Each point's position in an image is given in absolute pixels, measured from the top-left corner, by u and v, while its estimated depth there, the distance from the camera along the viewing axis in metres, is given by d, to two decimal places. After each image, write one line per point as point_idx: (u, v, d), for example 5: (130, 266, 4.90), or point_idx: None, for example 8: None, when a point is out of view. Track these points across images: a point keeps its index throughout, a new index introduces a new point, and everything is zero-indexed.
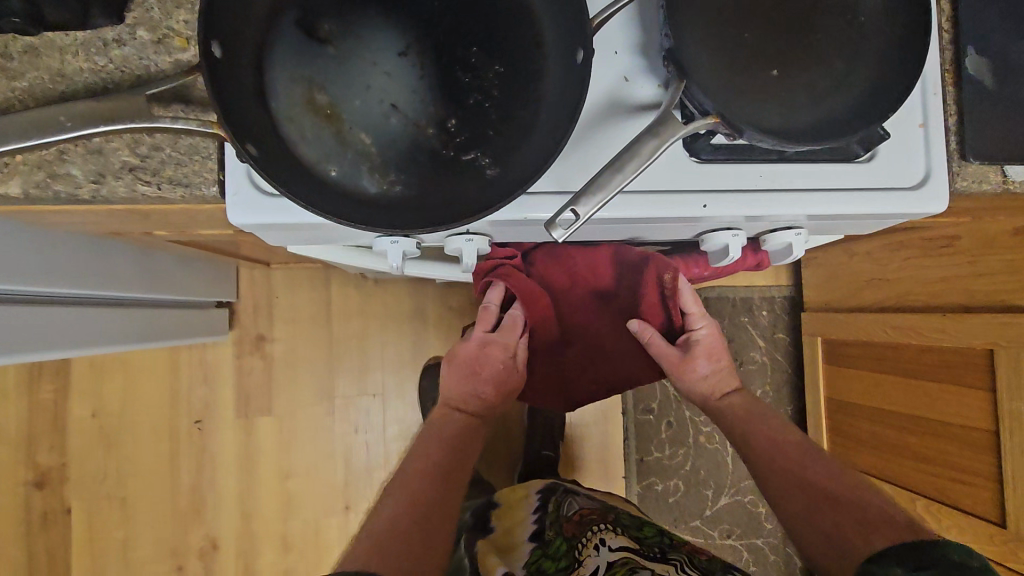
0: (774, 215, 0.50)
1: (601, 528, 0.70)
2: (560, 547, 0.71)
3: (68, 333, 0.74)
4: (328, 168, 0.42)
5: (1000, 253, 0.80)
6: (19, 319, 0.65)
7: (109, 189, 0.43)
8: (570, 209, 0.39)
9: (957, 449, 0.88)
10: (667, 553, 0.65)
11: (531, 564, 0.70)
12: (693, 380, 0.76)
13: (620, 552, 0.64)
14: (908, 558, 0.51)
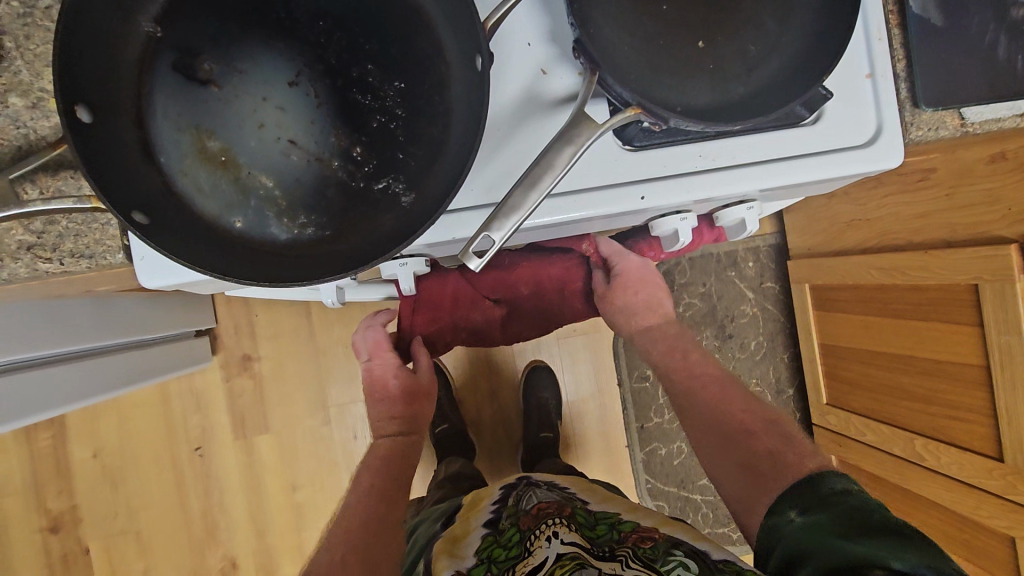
0: (721, 196, 0.48)
1: (555, 520, 0.71)
2: (512, 537, 0.71)
3: (63, 390, 0.72)
4: (231, 220, 0.39)
5: (980, 183, 0.77)
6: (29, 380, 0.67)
7: (9, 272, 0.40)
8: (484, 235, 0.37)
9: (950, 386, 0.86)
10: (615, 550, 0.65)
11: (482, 552, 0.71)
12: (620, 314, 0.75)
13: (569, 546, 0.65)
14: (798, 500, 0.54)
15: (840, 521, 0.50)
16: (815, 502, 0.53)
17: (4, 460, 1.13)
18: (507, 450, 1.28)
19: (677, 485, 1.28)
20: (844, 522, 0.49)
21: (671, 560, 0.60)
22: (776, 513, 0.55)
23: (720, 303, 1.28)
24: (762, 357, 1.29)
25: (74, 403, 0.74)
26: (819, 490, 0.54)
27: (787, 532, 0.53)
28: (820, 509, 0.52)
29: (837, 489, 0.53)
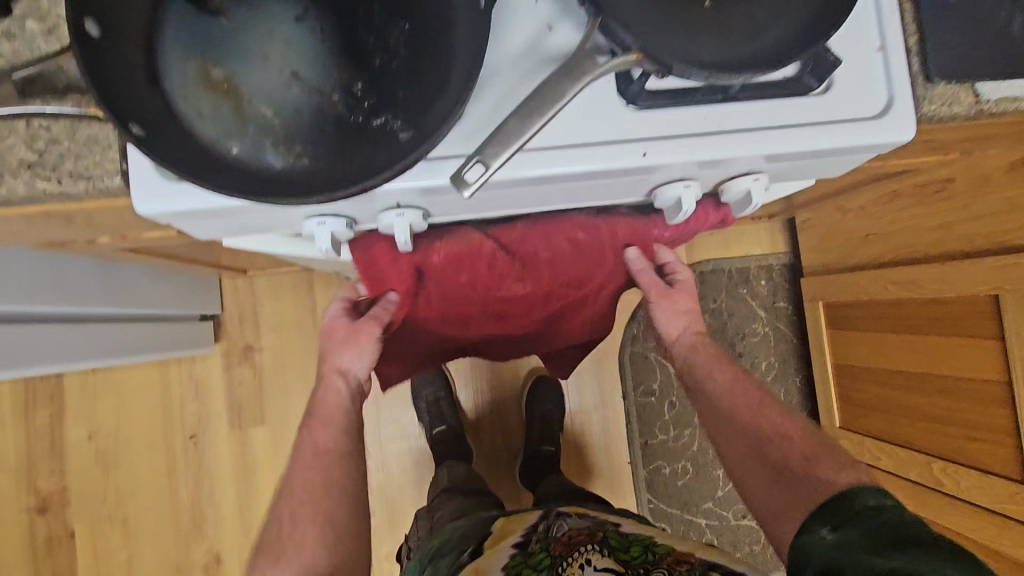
0: (727, 160, 0.47)
1: (588, 547, 0.69)
2: (541, 560, 0.68)
3: (29, 347, 0.71)
4: (227, 145, 0.39)
5: (999, 192, 0.74)
6: None
7: (8, 189, 0.41)
8: (478, 162, 0.36)
9: (971, 405, 0.82)
10: (650, 572, 0.63)
11: (510, 569, 0.66)
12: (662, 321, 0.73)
13: (604, 573, 0.63)
14: (830, 518, 0.52)
15: (874, 536, 0.47)
16: (845, 519, 0.50)
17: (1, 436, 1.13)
18: (505, 461, 1.24)
19: (680, 508, 1.24)
20: (884, 539, 0.46)
21: None
22: (805, 531, 0.52)
23: (730, 321, 1.25)
24: (772, 379, 1.26)
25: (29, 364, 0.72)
26: (848, 506, 0.51)
27: (817, 551, 0.50)
28: (852, 524, 0.50)
29: (870, 504, 0.50)
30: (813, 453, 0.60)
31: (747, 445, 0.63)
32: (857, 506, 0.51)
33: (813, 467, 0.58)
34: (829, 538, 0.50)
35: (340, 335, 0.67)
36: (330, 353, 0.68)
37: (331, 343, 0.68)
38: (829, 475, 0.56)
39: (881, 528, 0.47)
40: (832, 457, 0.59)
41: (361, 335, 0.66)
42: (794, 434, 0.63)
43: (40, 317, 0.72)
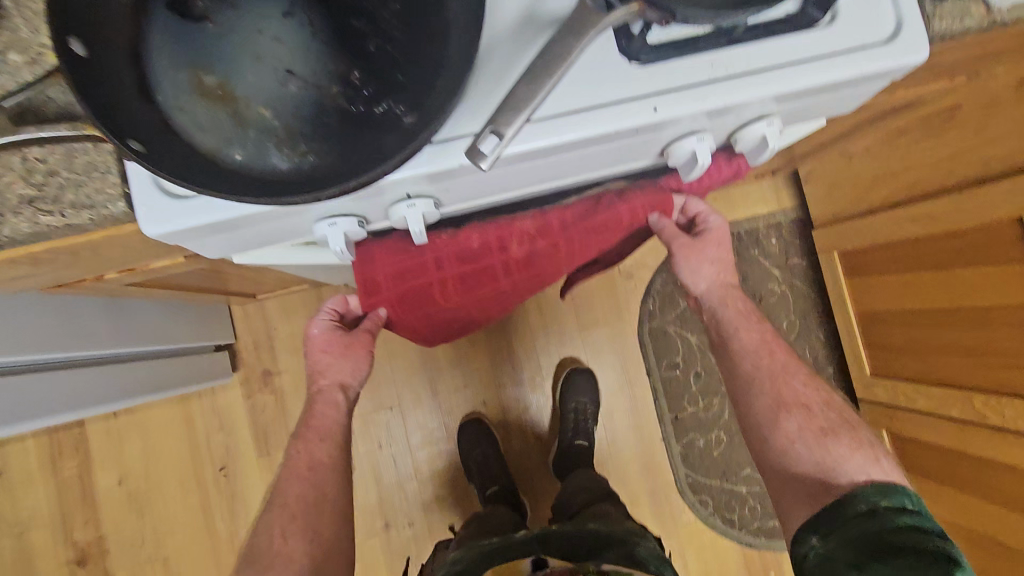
0: (738, 105, 0.45)
1: None
2: None
3: (47, 397, 0.71)
4: (230, 153, 0.38)
5: (1008, 112, 0.73)
6: None
7: (11, 227, 0.40)
8: (492, 132, 0.35)
9: (1006, 333, 0.80)
10: None
11: None
12: (692, 270, 0.70)
13: None
14: (823, 523, 0.56)
15: (861, 544, 0.52)
16: (836, 525, 0.55)
17: (31, 492, 1.13)
18: (537, 454, 1.22)
19: (719, 478, 1.22)
20: (867, 548, 0.51)
21: None
22: (801, 537, 0.57)
23: (746, 284, 1.24)
24: (796, 336, 1.24)
25: (46, 413, 0.71)
26: (845, 510, 0.55)
27: (812, 559, 0.55)
28: (844, 530, 0.54)
29: (861, 509, 0.55)
30: (832, 428, 0.63)
31: (763, 415, 0.66)
32: (848, 511, 0.55)
33: (829, 446, 0.61)
34: (819, 545, 0.55)
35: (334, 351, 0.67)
36: (321, 366, 0.68)
37: (321, 357, 0.67)
38: (842, 453, 0.61)
39: (872, 538, 0.52)
40: (851, 436, 0.63)
41: (356, 347, 0.66)
42: (815, 406, 0.65)
43: (57, 364, 0.71)
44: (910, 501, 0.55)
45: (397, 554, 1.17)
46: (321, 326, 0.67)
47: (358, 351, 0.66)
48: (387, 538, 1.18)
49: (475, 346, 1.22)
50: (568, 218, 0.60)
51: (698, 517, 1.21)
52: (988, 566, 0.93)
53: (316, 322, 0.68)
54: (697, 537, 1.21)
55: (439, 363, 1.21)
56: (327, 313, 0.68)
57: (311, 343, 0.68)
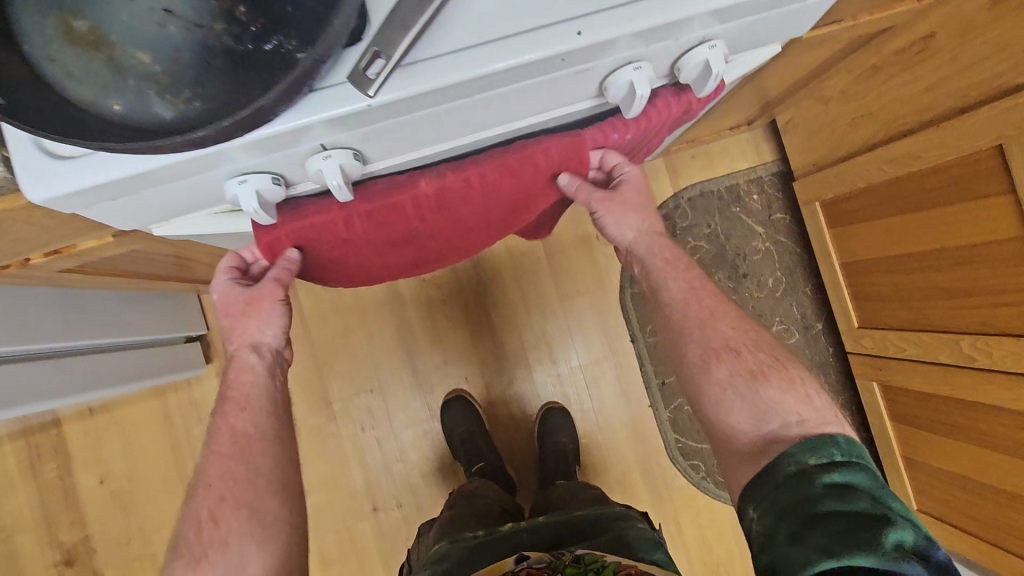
0: (672, 26, 0.41)
1: None
2: None
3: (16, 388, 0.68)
4: (108, 104, 0.35)
5: (983, 35, 0.68)
6: None
7: None
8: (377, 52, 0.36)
9: (992, 271, 0.76)
10: None
11: None
12: (616, 222, 0.67)
13: None
14: (758, 492, 0.52)
15: (792, 509, 0.48)
16: (769, 492, 0.51)
17: (13, 496, 1.11)
18: (523, 429, 1.20)
19: (710, 442, 1.20)
20: (798, 513, 0.47)
21: None
22: (744, 510, 0.53)
23: (728, 242, 1.20)
24: (782, 293, 1.21)
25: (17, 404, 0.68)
26: (777, 475, 0.51)
27: (754, 532, 0.51)
28: (773, 495, 0.51)
29: (791, 470, 0.51)
30: (760, 370, 0.60)
31: (691, 366, 0.63)
32: (779, 475, 0.51)
33: (759, 390, 0.59)
34: (758, 517, 0.51)
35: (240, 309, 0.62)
36: (231, 330, 0.63)
37: (229, 318, 0.62)
38: (774, 396, 0.58)
39: (797, 504, 0.48)
40: (780, 374, 0.60)
41: (262, 302, 0.61)
42: (744, 347, 0.62)
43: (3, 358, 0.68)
44: (839, 452, 0.51)
45: (386, 536, 1.16)
46: (222, 287, 0.62)
47: (263, 308, 0.61)
48: (377, 521, 1.16)
49: (453, 323, 1.19)
50: (492, 174, 0.53)
51: (690, 483, 1.19)
52: (983, 513, 0.91)
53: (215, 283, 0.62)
54: (690, 503, 1.19)
55: (418, 343, 1.18)
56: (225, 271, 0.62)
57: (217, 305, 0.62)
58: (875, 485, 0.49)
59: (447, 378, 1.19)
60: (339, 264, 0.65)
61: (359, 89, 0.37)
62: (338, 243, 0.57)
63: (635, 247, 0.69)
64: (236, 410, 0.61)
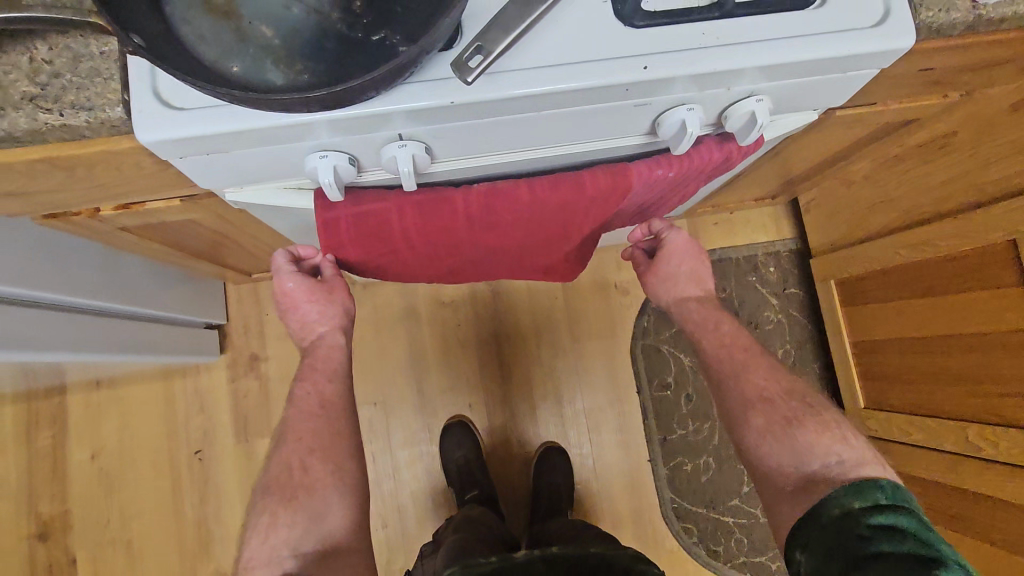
0: (727, 75, 0.46)
1: None
2: None
3: (44, 337, 0.70)
4: (228, 65, 0.40)
5: (1001, 137, 0.74)
6: (25, 321, 0.66)
7: (9, 121, 0.41)
8: (478, 47, 0.40)
9: (1000, 360, 0.78)
10: None
11: None
12: (657, 285, 0.77)
13: None
14: (805, 534, 0.54)
15: (841, 551, 0.50)
16: (817, 534, 0.53)
17: (4, 459, 1.11)
18: (519, 465, 1.19)
19: (705, 506, 1.18)
20: (848, 555, 0.49)
21: None
22: (790, 550, 0.55)
23: (742, 308, 1.23)
24: (791, 365, 1.22)
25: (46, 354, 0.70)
26: (822, 520, 0.53)
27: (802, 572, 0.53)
28: (821, 537, 0.53)
29: (837, 513, 0.53)
30: (795, 416, 0.63)
31: (733, 415, 0.67)
32: (826, 517, 0.53)
33: (796, 434, 0.61)
34: (807, 558, 0.53)
35: (313, 299, 0.67)
36: (311, 315, 0.69)
37: (308, 305, 0.68)
38: (812, 439, 0.60)
39: (846, 547, 0.50)
40: (815, 419, 0.62)
41: (337, 293, 0.68)
42: (777, 397, 0.65)
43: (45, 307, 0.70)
44: (885, 496, 0.53)
45: None
46: (296, 278, 0.66)
47: (339, 294, 0.68)
48: None
49: (464, 349, 1.21)
50: (544, 190, 0.56)
51: (681, 545, 1.17)
52: None
53: (280, 272, 0.66)
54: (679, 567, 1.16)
55: (427, 363, 1.20)
56: (279, 256, 0.66)
57: (283, 293, 0.66)
58: (921, 527, 0.50)
59: (450, 402, 1.19)
60: (387, 266, 0.68)
61: (460, 77, 0.41)
62: (393, 241, 0.60)
63: (675, 312, 0.77)
64: (310, 379, 0.69)
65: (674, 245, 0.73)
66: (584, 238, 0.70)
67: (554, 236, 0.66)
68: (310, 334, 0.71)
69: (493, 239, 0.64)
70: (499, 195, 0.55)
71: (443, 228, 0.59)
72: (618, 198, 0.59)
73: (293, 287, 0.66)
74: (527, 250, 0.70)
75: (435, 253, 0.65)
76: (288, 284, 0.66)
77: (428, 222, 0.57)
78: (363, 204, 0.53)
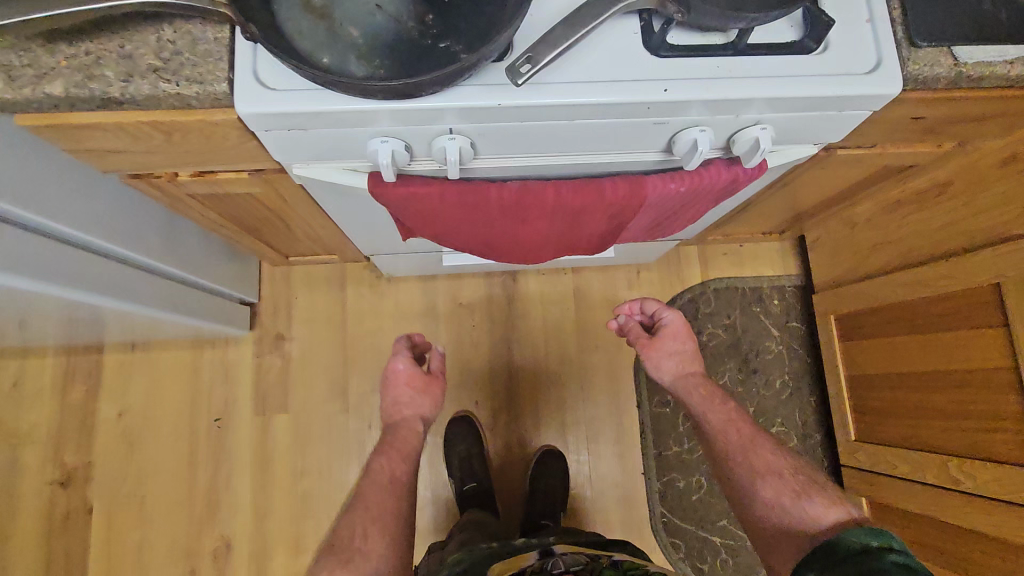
0: (737, 103, 0.53)
1: None
2: None
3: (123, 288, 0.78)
4: (319, 56, 0.48)
5: (992, 188, 0.80)
6: (104, 271, 0.74)
7: (136, 87, 0.49)
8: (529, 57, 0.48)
9: (983, 397, 0.83)
10: None
11: None
12: (657, 361, 0.88)
13: None
14: (820, 561, 0.60)
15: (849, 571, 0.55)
16: (831, 561, 0.58)
17: (38, 408, 1.18)
18: (517, 466, 1.24)
19: (695, 524, 1.22)
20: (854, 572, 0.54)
21: None
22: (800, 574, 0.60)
23: (744, 337, 1.28)
24: (787, 396, 1.27)
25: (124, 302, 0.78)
26: (837, 550, 0.59)
27: None
28: (834, 562, 0.58)
29: (853, 546, 0.58)
30: (804, 489, 0.71)
31: (744, 482, 0.75)
32: (842, 548, 0.58)
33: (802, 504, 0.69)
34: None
35: (413, 384, 0.84)
36: (403, 397, 0.84)
37: (406, 386, 0.84)
38: (817, 511, 0.68)
39: (854, 568, 0.55)
40: (821, 493, 0.70)
41: (433, 386, 0.86)
42: (787, 471, 0.73)
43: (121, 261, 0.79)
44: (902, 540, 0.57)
45: None
46: (406, 362, 0.84)
47: (435, 388, 0.86)
48: None
49: (476, 349, 1.27)
50: (567, 193, 0.63)
51: (667, 560, 1.20)
52: None
53: (397, 359, 0.84)
54: None
55: None
56: (399, 343, 0.86)
57: (395, 373, 0.84)
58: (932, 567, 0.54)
59: (457, 399, 1.25)
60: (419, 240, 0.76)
61: (511, 80, 0.49)
62: (428, 220, 0.67)
63: (676, 387, 0.87)
64: (387, 452, 0.79)
65: (670, 326, 0.87)
66: (597, 240, 0.77)
67: (570, 234, 0.73)
68: (396, 415, 0.84)
69: (516, 231, 0.71)
70: (527, 192, 0.62)
71: (473, 215, 0.66)
72: (632, 208, 0.66)
73: (401, 370, 0.84)
74: (544, 247, 0.77)
75: (463, 237, 0.73)
76: (398, 368, 0.84)
77: (461, 208, 0.64)
78: (408, 185, 0.60)
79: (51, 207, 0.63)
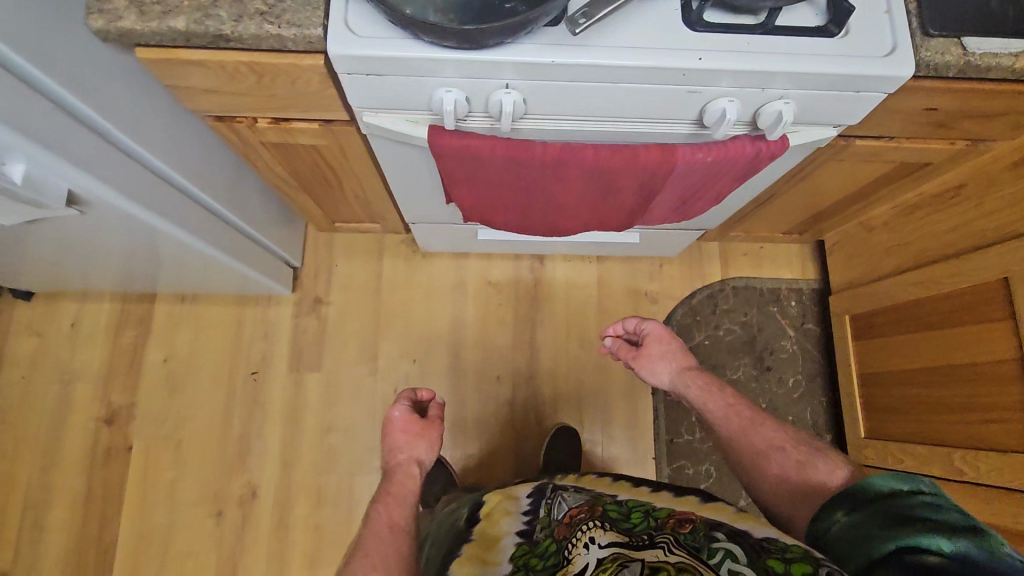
0: (764, 76, 0.60)
1: (590, 523, 0.65)
2: (547, 547, 0.65)
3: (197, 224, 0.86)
4: (402, 6, 0.54)
5: (1004, 189, 0.85)
6: (183, 207, 0.82)
7: (245, 27, 0.58)
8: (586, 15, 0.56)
9: (986, 389, 0.86)
10: (654, 536, 0.61)
11: (517, 560, 0.65)
12: (652, 371, 0.90)
13: (610, 548, 0.60)
14: (844, 503, 0.59)
15: (881, 517, 0.54)
16: (857, 504, 0.58)
17: (91, 348, 1.27)
18: (532, 440, 1.28)
19: None
20: (886, 519, 0.54)
21: (716, 550, 0.57)
22: (822, 517, 0.60)
23: (759, 334, 1.33)
24: (799, 395, 1.30)
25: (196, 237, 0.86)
26: (865, 493, 0.58)
27: (834, 532, 0.58)
28: (863, 506, 0.57)
29: (881, 489, 0.57)
30: (806, 459, 0.70)
31: (746, 452, 0.75)
32: (870, 492, 0.58)
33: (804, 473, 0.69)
34: (842, 521, 0.58)
35: (409, 432, 0.82)
36: (399, 444, 0.81)
37: (401, 434, 0.82)
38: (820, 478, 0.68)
39: (888, 514, 0.54)
40: (825, 461, 0.70)
41: (430, 428, 0.84)
42: (787, 445, 0.73)
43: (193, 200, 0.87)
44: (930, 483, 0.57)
45: None
46: (402, 408, 0.84)
47: (434, 430, 0.84)
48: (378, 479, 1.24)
49: (500, 326, 1.33)
50: (605, 154, 0.69)
51: None
52: None
53: (396, 409, 0.85)
54: None
55: (466, 333, 1.33)
56: (399, 397, 0.87)
57: (392, 423, 0.83)
58: None
59: (479, 372, 1.31)
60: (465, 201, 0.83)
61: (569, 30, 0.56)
62: (475, 176, 0.74)
63: (675, 387, 0.88)
64: (385, 500, 0.74)
65: (652, 335, 0.91)
66: (626, 207, 0.83)
67: (602, 199, 0.80)
68: (392, 459, 0.80)
69: (554, 190, 0.78)
70: (567, 151, 0.69)
71: (516, 173, 0.73)
72: (662, 175, 0.72)
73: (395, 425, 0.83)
74: (576, 211, 0.84)
75: (505, 195, 0.80)
76: (394, 419, 0.83)
77: (507, 165, 0.71)
78: (461, 139, 0.68)
79: (145, 136, 0.72)
